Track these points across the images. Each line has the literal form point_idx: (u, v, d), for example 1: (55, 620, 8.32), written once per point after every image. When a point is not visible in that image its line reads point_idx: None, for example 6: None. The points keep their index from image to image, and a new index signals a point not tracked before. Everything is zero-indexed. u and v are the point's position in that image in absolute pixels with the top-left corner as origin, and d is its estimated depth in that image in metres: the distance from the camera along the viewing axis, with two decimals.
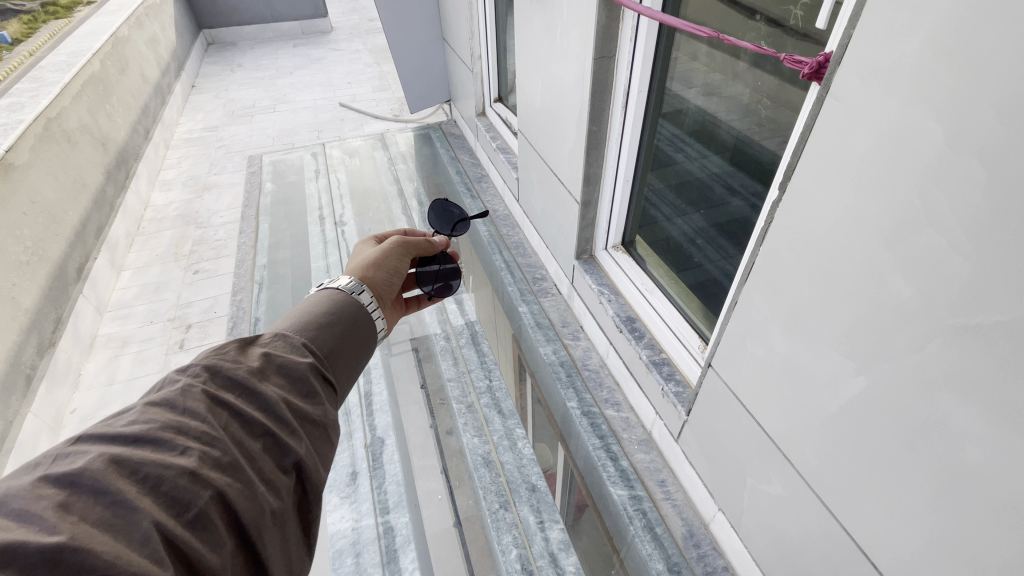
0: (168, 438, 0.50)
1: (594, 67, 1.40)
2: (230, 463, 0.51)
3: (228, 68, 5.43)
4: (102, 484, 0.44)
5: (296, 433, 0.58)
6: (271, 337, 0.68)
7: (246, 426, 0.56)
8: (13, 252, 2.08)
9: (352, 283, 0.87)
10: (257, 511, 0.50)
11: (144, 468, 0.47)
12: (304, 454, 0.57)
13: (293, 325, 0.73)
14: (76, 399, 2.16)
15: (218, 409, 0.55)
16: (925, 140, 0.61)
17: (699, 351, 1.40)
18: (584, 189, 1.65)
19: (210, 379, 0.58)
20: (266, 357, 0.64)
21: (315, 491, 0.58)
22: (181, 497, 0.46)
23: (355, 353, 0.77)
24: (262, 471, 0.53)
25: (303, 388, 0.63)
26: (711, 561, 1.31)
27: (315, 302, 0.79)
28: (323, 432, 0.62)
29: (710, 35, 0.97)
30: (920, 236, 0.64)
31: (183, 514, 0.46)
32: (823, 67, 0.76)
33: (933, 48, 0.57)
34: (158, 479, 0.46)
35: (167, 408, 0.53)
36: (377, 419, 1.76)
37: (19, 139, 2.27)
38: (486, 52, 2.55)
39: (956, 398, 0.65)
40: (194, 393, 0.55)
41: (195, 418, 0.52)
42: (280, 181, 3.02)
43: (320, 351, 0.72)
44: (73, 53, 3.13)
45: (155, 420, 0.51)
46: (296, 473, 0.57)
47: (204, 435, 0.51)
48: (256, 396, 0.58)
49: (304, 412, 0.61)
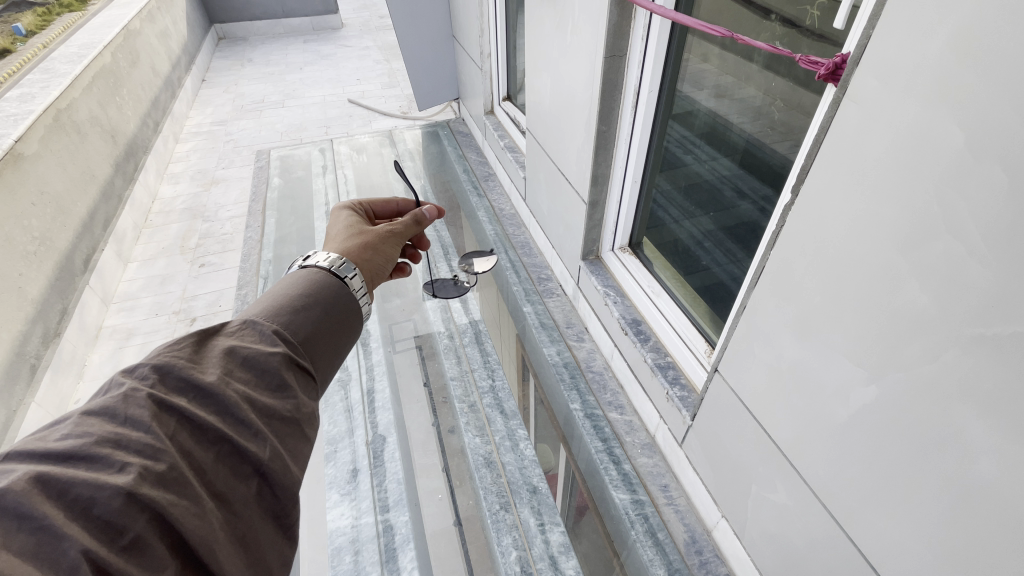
0: (106, 454, 0.49)
1: (605, 65, 1.38)
2: (175, 478, 0.50)
3: (238, 62, 5.45)
4: (27, 509, 0.42)
5: (256, 436, 0.57)
6: (237, 326, 0.68)
7: (197, 432, 0.54)
8: (21, 242, 2.09)
9: (340, 262, 0.85)
10: (205, 528, 0.49)
11: (75, 489, 0.45)
12: (266, 458, 0.56)
13: (265, 311, 0.72)
14: (80, 389, 2.17)
15: (165, 416, 0.54)
16: (945, 144, 0.59)
17: (706, 355, 1.38)
18: (591, 189, 1.64)
19: (160, 382, 0.57)
20: (228, 352, 0.63)
21: (284, 493, 0.56)
22: (115, 521, 0.44)
23: (335, 337, 0.76)
24: (212, 484, 0.52)
25: (270, 382, 0.63)
26: (713, 568, 1.29)
27: (292, 283, 0.78)
28: (294, 429, 0.61)
29: (724, 34, 0.95)
30: (938, 242, 0.63)
31: (117, 539, 0.44)
32: (840, 68, 0.75)
33: (958, 51, 0.56)
34: (90, 501, 0.45)
35: (107, 418, 0.52)
36: (379, 417, 1.75)
37: (29, 129, 2.29)
38: (496, 50, 2.54)
39: (973, 411, 0.63)
40: (138, 399, 0.53)
41: (137, 430, 0.51)
42: (287, 177, 3.03)
43: (295, 338, 0.71)
44: (85, 45, 3.15)
45: (91, 434, 0.50)
46: (259, 478, 0.56)
47: (147, 448, 0.50)
48: (213, 398, 0.57)
49: (271, 410, 0.60)
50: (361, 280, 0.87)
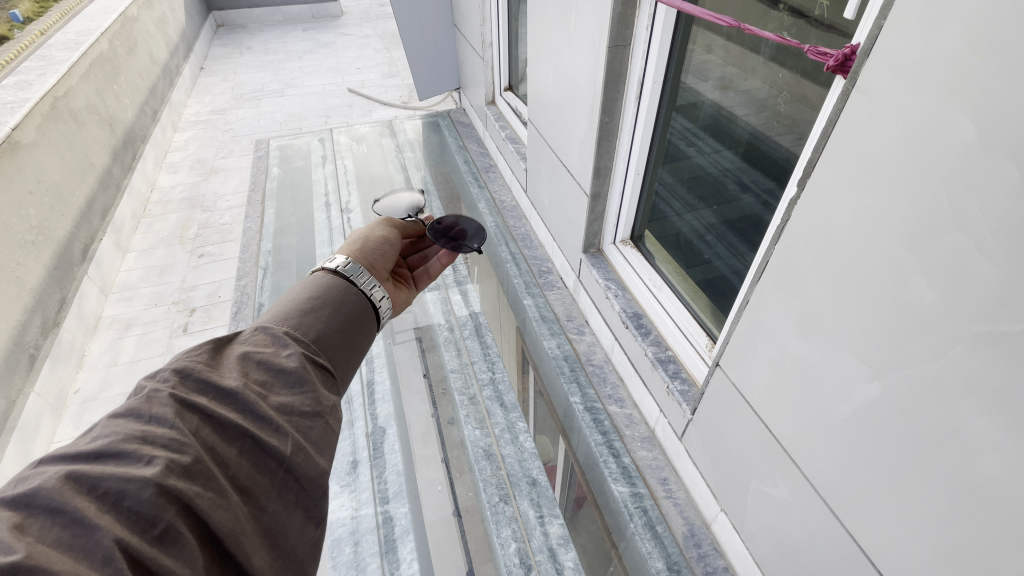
0: (133, 450, 0.49)
1: (608, 56, 1.36)
2: (201, 471, 0.50)
3: (237, 50, 5.40)
4: (60, 503, 0.44)
5: (278, 431, 0.58)
6: (250, 334, 0.69)
7: (220, 430, 0.55)
8: (19, 231, 2.07)
9: (348, 263, 0.88)
10: (232, 521, 0.50)
11: (104, 483, 0.46)
12: (288, 453, 0.57)
13: (278, 315, 0.74)
14: (80, 379, 2.16)
15: (187, 413, 0.55)
16: (956, 138, 0.58)
17: (706, 350, 1.37)
18: (594, 181, 1.62)
19: (181, 383, 0.58)
20: (243, 357, 0.64)
21: (310, 480, 0.58)
22: (145, 513, 0.45)
23: (349, 336, 0.78)
24: (237, 478, 0.54)
25: (287, 379, 0.64)
26: (711, 561, 1.29)
27: (303, 289, 0.79)
28: (323, 422, 0.63)
29: (731, 24, 0.93)
30: (946, 238, 0.62)
31: (149, 530, 0.45)
32: (849, 59, 0.73)
33: (969, 44, 0.55)
34: (120, 494, 0.46)
35: (133, 418, 0.53)
36: (379, 408, 1.74)
37: (26, 117, 2.26)
38: (498, 39, 2.50)
39: (978, 408, 0.62)
40: (160, 398, 0.54)
41: (161, 426, 0.52)
42: (287, 167, 3.01)
43: (307, 338, 0.72)
44: (82, 32, 3.11)
45: (118, 432, 0.51)
46: (284, 472, 0.57)
47: (172, 442, 0.51)
48: (232, 397, 0.58)
49: (289, 407, 0.61)
50: (371, 278, 0.89)
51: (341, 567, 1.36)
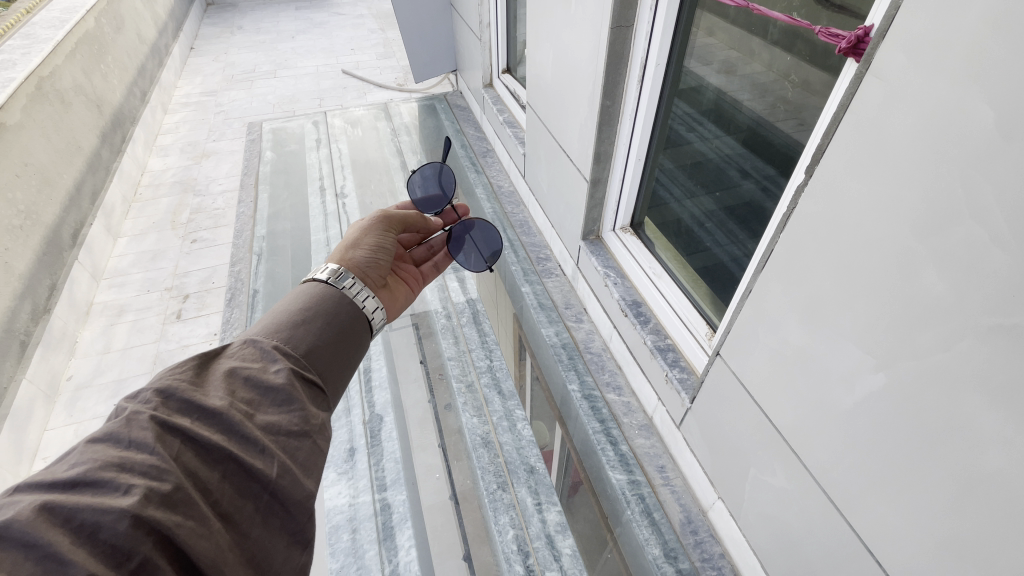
0: (110, 478, 0.49)
1: (610, 37, 1.32)
2: (182, 498, 0.50)
3: (228, 30, 5.28)
4: (33, 536, 0.43)
5: (263, 452, 0.58)
6: (238, 347, 0.70)
7: (201, 453, 0.55)
8: (5, 216, 2.03)
9: (339, 272, 0.89)
10: (213, 549, 0.50)
11: (81, 515, 0.45)
12: (273, 475, 0.57)
13: (269, 327, 0.75)
14: (72, 365, 2.14)
15: (169, 437, 0.55)
16: (974, 124, 0.56)
17: (706, 339, 1.36)
18: (594, 167, 1.59)
19: (163, 404, 0.58)
20: (230, 373, 0.65)
21: (294, 505, 0.57)
22: (122, 546, 0.45)
23: (340, 348, 0.78)
24: (218, 504, 0.53)
25: (275, 397, 0.64)
26: (708, 547, 1.30)
27: (294, 298, 0.81)
28: (311, 443, 0.63)
29: (737, 3, 0.90)
30: (959, 228, 0.60)
31: (125, 563, 0.44)
32: (862, 41, 0.71)
33: (992, 26, 0.52)
34: (95, 526, 0.45)
35: (111, 443, 0.52)
36: (376, 396, 1.73)
37: (10, 98, 2.20)
38: (496, 20, 2.45)
39: (985, 400, 0.61)
40: (140, 421, 0.54)
41: (141, 452, 0.52)
42: (280, 150, 2.95)
43: (297, 352, 0.73)
44: (66, 9, 3.02)
45: (96, 459, 0.50)
46: (268, 496, 0.56)
47: (152, 469, 0.50)
48: (216, 418, 0.58)
49: (277, 426, 0.61)
50: (361, 287, 0.90)
51: (339, 555, 1.35)
